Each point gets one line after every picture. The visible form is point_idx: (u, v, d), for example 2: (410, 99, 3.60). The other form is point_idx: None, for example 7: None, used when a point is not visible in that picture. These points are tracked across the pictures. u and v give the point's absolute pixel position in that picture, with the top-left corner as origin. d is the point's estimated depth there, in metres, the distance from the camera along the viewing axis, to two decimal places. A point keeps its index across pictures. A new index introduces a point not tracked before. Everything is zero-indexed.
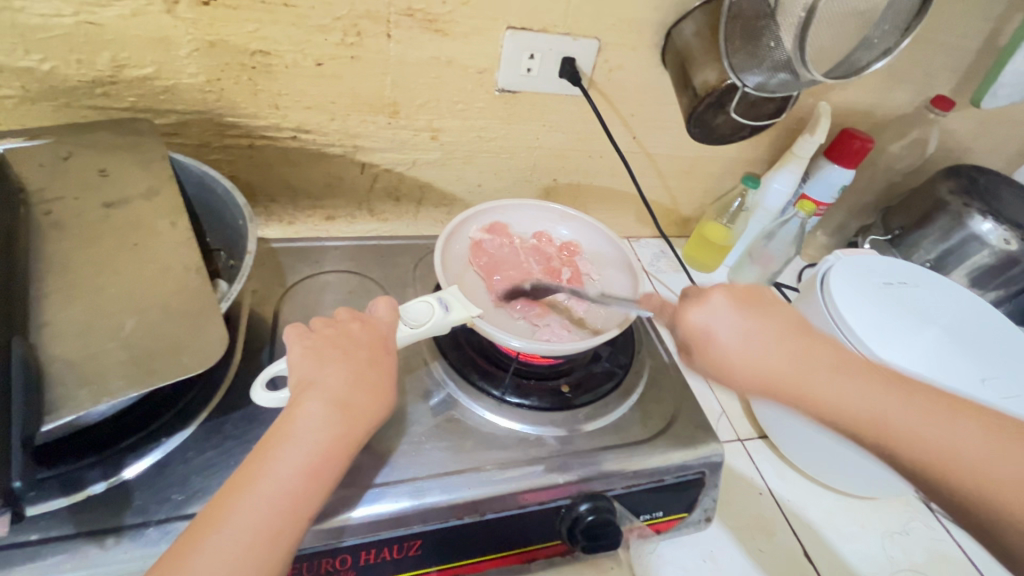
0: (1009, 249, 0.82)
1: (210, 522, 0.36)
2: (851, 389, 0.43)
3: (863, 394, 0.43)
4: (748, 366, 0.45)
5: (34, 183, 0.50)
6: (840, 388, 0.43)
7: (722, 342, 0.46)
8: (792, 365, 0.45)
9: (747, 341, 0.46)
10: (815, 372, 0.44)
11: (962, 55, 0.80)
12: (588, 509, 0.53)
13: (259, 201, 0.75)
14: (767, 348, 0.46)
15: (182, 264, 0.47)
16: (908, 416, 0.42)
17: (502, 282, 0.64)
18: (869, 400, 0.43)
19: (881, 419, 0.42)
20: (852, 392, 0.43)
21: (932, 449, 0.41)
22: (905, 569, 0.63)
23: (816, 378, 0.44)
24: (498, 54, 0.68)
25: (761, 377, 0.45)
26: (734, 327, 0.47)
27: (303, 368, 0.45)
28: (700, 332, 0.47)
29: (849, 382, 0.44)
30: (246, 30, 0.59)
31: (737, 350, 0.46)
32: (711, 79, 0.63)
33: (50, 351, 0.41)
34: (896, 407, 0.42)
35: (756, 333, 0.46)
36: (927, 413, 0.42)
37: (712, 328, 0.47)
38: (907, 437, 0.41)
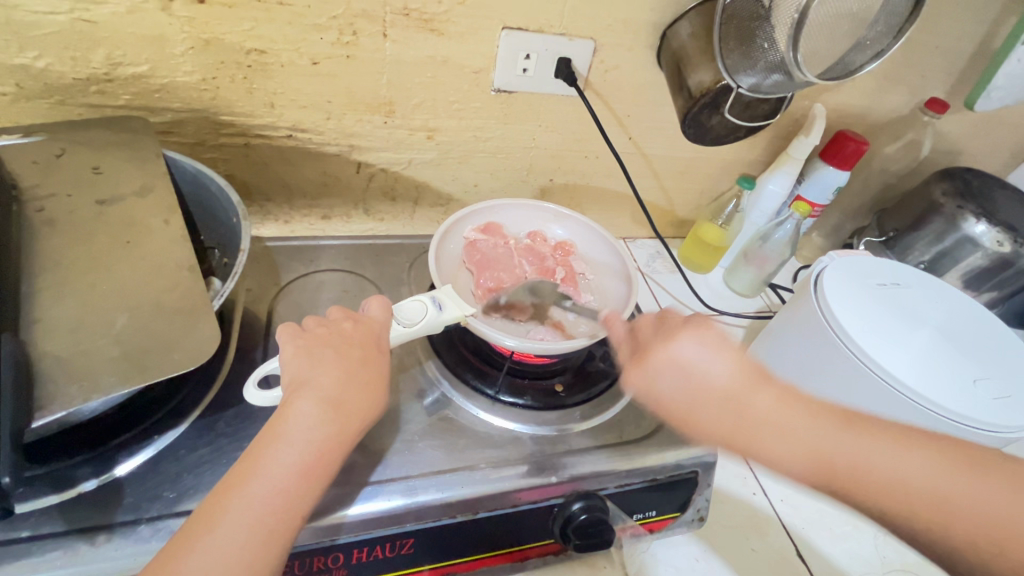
0: (1001, 251, 0.83)
1: (203, 520, 0.36)
2: (793, 426, 0.48)
3: (799, 429, 0.47)
4: (699, 423, 0.49)
5: (27, 179, 0.50)
6: (786, 434, 0.47)
7: (677, 399, 0.50)
8: (737, 413, 0.49)
9: (698, 394, 0.50)
10: (763, 420, 0.48)
11: (956, 58, 0.81)
12: (581, 508, 0.53)
13: (255, 200, 0.75)
14: (715, 387, 0.50)
15: (174, 261, 0.47)
16: (858, 449, 0.46)
17: (489, 276, 0.64)
18: (816, 440, 0.47)
19: (828, 458, 0.46)
20: (789, 428, 0.47)
21: (874, 479, 0.45)
22: (896, 570, 0.63)
23: (759, 416, 0.48)
24: (494, 55, 0.68)
25: (716, 430, 0.49)
26: (685, 383, 0.50)
27: (296, 366, 0.45)
28: (653, 388, 0.52)
29: (792, 423, 0.48)
30: (241, 29, 0.59)
31: (687, 405, 0.50)
32: (706, 81, 0.64)
33: (40, 347, 0.40)
34: (842, 441, 0.46)
35: (697, 383, 0.50)
36: (869, 447, 0.46)
37: (660, 382, 0.51)
38: (855, 471, 0.45)
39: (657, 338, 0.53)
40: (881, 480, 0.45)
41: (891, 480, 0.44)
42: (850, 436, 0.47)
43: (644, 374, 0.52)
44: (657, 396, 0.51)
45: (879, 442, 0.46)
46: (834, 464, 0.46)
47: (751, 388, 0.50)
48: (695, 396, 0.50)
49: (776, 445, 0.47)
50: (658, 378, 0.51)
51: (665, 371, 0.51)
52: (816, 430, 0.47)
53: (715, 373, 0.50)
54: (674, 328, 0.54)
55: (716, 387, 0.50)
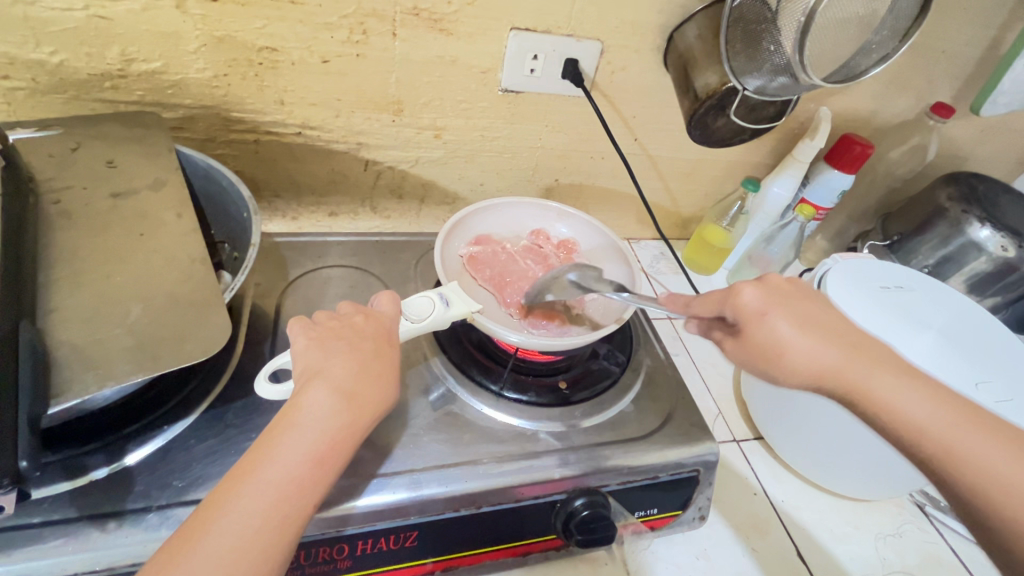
0: (1006, 256, 0.83)
1: (217, 505, 0.36)
2: (899, 394, 0.44)
3: (921, 402, 0.43)
4: (796, 357, 0.45)
5: (43, 172, 0.51)
6: (900, 395, 0.44)
7: (796, 348, 0.46)
8: (852, 362, 0.45)
9: (809, 348, 0.45)
10: (864, 371, 0.45)
11: (963, 63, 0.81)
12: (584, 504, 0.53)
13: (263, 196, 0.76)
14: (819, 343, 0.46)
15: (187, 254, 0.48)
16: (973, 436, 0.42)
17: (512, 292, 0.64)
18: (928, 414, 0.43)
19: (933, 436, 0.42)
20: (907, 392, 0.44)
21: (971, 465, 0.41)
22: (897, 572, 0.64)
23: (873, 376, 0.44)
24: (503, 55, 0.68)
25: (810, 368, 0.45)
26: (796, 327, 0.46)
27: (308, 358, 0.45)
28: (770, 339, 0.46)
29: (914, 396, 0.43)
30: (254, 27, 0.60)
31: (793, 341, 0.46)
32: (712, 83, 0.64)
33: (57, 336, 0.41)
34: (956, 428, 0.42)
35: (812, 332, 0.46)
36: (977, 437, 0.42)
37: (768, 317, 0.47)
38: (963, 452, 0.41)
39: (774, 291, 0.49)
40: (974, 464, 0.41)
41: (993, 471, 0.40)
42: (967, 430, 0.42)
43: (766, 331, 0.46)
44: (763, 325, 0.47)
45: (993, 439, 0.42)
46: (942, 440, 0.42)
47: (874, 349, 0.46)
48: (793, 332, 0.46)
49: (886, 398, 0.44)
50: (767, 311, 0.47)
51: (781, 309, 0.47)
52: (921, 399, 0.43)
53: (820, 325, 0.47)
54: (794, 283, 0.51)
55: (824, 337, 0.46)
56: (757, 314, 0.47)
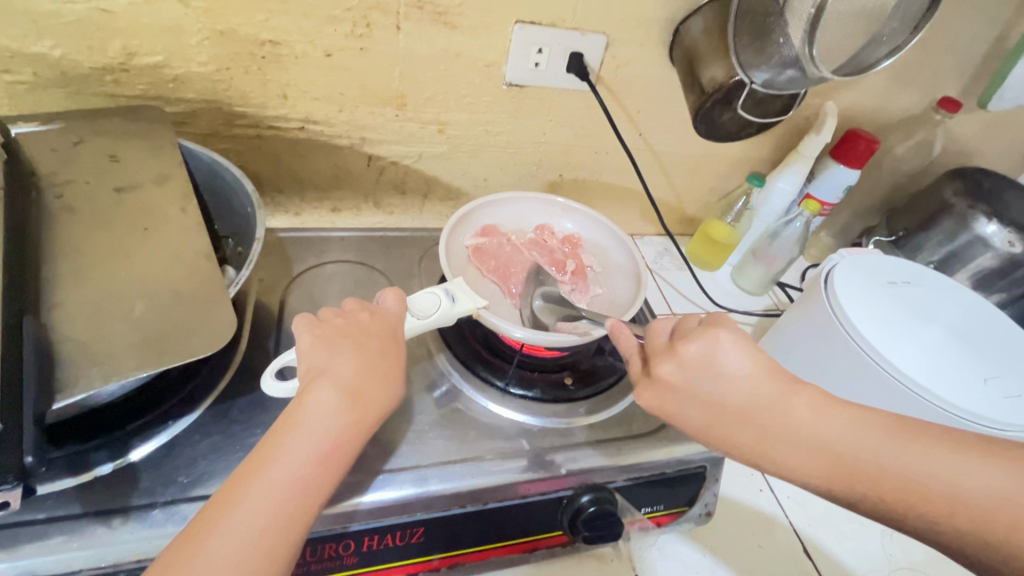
0: (1012, 251, 0.83)
1: (222, 505, 0.36)
2: (822, 424, 0.41)
3: (831, 428, 0.41)
4: (705, 398, 0.44)
5: (45, 166, 0.51)
6: (815, 425, 0.41)
7: (707, 389, 0.44)
8: (767, 398, 0.43)
9: (721, 384, 0.44)
10: (772, 412, 0.42)
11: (971, 57, 0.80)
12: (590, 500, 0.53)
13: (266, 192, 0.76)
14: (727, 388, 0.44)
15: (191, 249, 0.47)
16: (894, 453, 0.39)
17: (517, 281, 0.64)
18: (833, 434, 0.41)
19: (848, 459, 0.40)
20: (815, 425, 0.41)
21: (889, 484, 0.38)
22: (904, 568, 0.63)
23: (784, 415, 0.42)
24: (507, 48, 0.68)
25: (710, 412, 0.44)
26: (695, 373, 0.44)
27: (313, 356, 0.45)
28: (678, 382, 0.45)
29: (827, 418, 0.42)
30: (257, 20, 0.59)
31: (699, 382, 0.44)
32: (719, 76, 0.63)
33: (61, 331, 0.41)
34: (880, 446, 0.40)
35: (724, 368, 0.44)
36: (901, 449, 0.39)
37: (679, 372, 0.45)
38: (895, 477, 0.39)
39: (673, 322, 0.49)
40: (908, 482, 0.38)
41: (925, 487, 0.38)
42: (891, 441, 0.40)
43: (674, 375, 0.45)
44: (659, 371, 0.46)
45: (920, 448, 0.39)
46: (863, 468, 0.39)
47: (785, 379, 0.44)
48: (696, 377, 0.44)
49: (801, 427, 0.42)
50: (669, 353, 0.46)
51: (694, 348, 0.45)
52: (830, 425, 0.41)
53: (721, 368, 0.44)
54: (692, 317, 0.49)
55: (736, 378, 0.44)
56: (658, 368, 0.46)
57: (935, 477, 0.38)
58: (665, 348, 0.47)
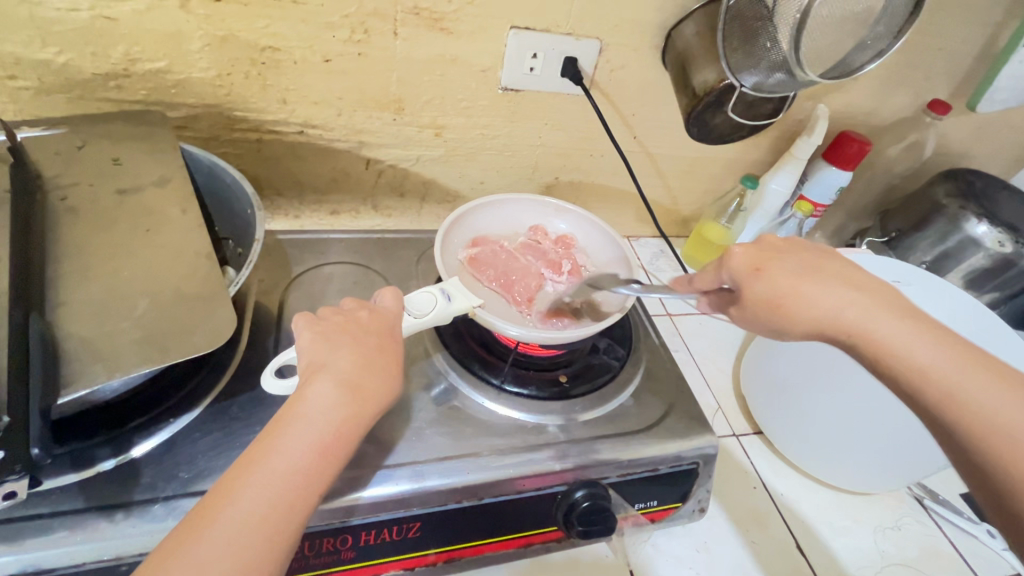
0: (1003, 251, 0.84)
1: (223, 494, 0.37)
2: (912, 341, 0.42)
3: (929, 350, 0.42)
4: (794, 304, 0.46)
5: (50, 169, 0.52)
6: (907, 338, 0.42)
7: (793, 299, 0.46)
8: (857, 310, 0.45)
9: (796, 280, 0.47)
10: (876, 318, 0.44)
11: (960, 60, 0.82)
12: (584, 495, 0.54)
13: (266, 194, 0.77)
14: (825, 291, 0.46)
15: (192, 249, 0.49)
16: (980, 388, 0.39)
17: (520, 289, 0.65)
18: (932, 356, 0.41)
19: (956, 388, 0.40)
20: (923, 346, 0.42)
21: (973, 414, 0.39)
22: (896, 563, 0.64)
23: (880, 326, 0.44)
24: (502, 54, 0.69)
25: (814, 315, 0.46)
26: (794, 272, 0.47)
27: (314, 352, 0.46)
28: (756, 274, 0.48)
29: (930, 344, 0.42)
30: (257, 26, 0.61)
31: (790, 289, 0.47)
32: (711, 80, 0.65)
33: (65, 329, 0.42)
34: (981, 384, 0.39)
35: (814, 279, 0.47)
36: (994, 386, 0.39)
37: (767, 262, 0.48)
38: (969, 403, 0.39)
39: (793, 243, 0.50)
40: (990, 421, 0.38)
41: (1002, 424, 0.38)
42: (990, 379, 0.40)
43: (763, 285, 0.48)
44: (761, 275, 0.48)
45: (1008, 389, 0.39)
46: (948, 390, 0.40)
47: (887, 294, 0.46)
48: (784, 271, 0.47)
49: (882, 343, 0.43)
50: (760, 263, 0.48)
51: (773, 262, 0.48)
52: (927, 343, 0.42)
53: (830, 276, 0.47)
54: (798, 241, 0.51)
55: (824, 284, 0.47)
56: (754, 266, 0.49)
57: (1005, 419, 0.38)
58: (751, 264, 0.49)
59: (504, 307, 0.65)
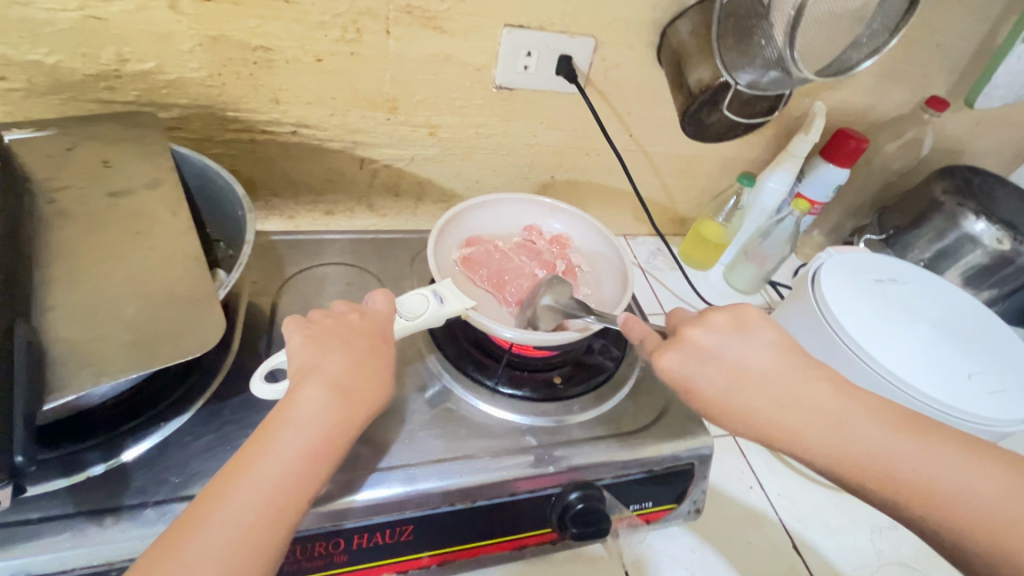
0: (1001, 249, 0.83)
1: (212, 500, 0.37)
2: (847, 434, 0.42)
3: (866, 437, 0.41)
4: (716, 394, 0.45)
5: (39, 172, 0.51)
6: (841, 434, 0.42)
7: (716, 386, 0.45)
8: (791, 413, 0.43)
9: (724, 386, 0.45)
10: (808, 423, 0.43)
11: (958, 56, 0.81)
12: (578, 497, 0.54)
13: (260, 195, 0.77)
14: (757, 397, 0.44)
15: (182, 252, 0.48)
16: (907, 456, 0.40)
17: (513, 289, 0.64)
18: (868, 445, 0.41)
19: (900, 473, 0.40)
20: (857, 438, 0.41)
21: (925, 498, 0.39)
22: (892, 562, 0.64)
23: (813, 432, 0.42)
24: (497, 52, 0.69)
25: (752, 427, 0.44)
26: (719, 377, 0.45)
27: (304, 355, 0.46)
28: (683, 383, 0.46)
29: (863, 431, 0.41)
30: (248, 26, 0.60)
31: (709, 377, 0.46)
32: (706, 78, 0.64)
33: (53, 334, 0.42)
34: (918, 458, 0.40)
35: (728, 363, 0.46)
36: (934, 459, 0.40)
37: (691, 375, 0.46)
38: (905, 475, 0.40)
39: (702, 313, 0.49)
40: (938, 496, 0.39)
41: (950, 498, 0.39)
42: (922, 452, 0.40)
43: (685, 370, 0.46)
44: (690, 388, 0.46)
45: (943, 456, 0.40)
46: (881, 464, 0.41)
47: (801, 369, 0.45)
48: (710, 382, 0.45)
49: (806, 428, 0.42)
50: (687, 375, 0.46)
51: (695, 369, 0.46)
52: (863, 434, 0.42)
53: (754, 377, 0.45)
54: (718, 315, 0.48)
55: (754, 388, 0.45)
56: (682, 379, 0.46)
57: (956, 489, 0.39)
58: (678, 373, 0.47)
59: (497, 309, 0.64)
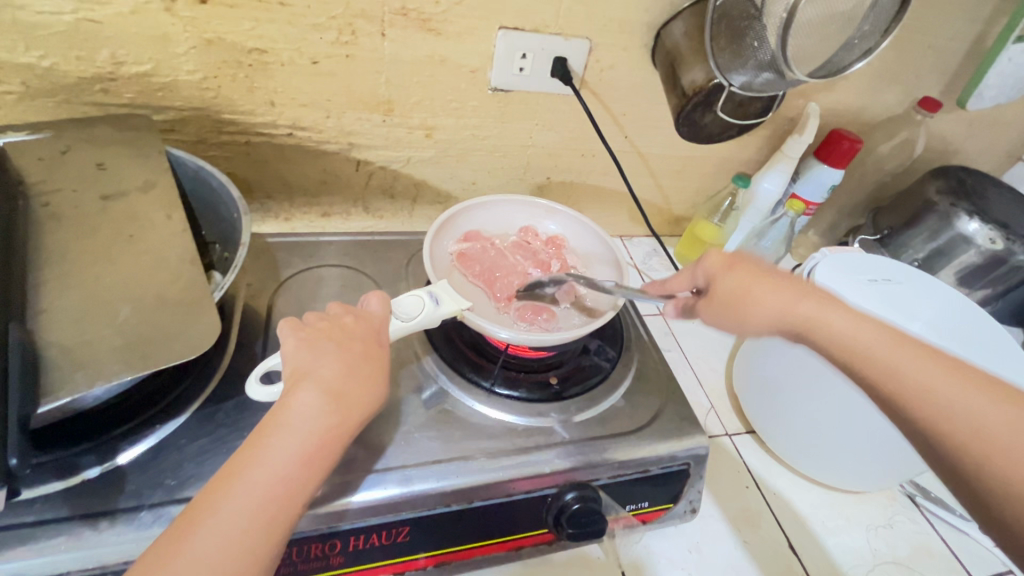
0: (994, 249, 0.84)
1: (205, 505, 0.37)
2: (865, 331, 0.44)
3: (883, 339, 0.43)
4: (759, 296, 0.49)
5: (33, 175, 0.51)
6: (862, 328, 0.44)
7: (759, 293, 0.49)
8: (817, 307, 0.47)
9: (765, 279, 0.50)
10: (833, 314, 0.46)
11: (949, 57, 0.82)
12: (574, 497, 0.54)
13: (256, 197, 0.77)
14: (791, 287, 0.49)
15: (177, 255, 0.48)
16: (914, 365, 0.41)
17: (502, 286, 0.65)
18: (880, 343, 0.43)
19: (898, 371, 0.42)
20: (875, 335, 0.44)
21: (927, 397, 0.40)
22: (888, 561, 0.64)
23: (831, 315, 0.46)
24: (492, 54, 0.69)
25: (774, 309, 0.48)
26: (761, 271, 0.51)
27: (297, 359, 0.46)
28: (723, 274, 0.52)
29: (880, 333, 0.44)
30: (243, 28, 0.60)
31: (755, 285, 0.50)
32: (699, 79, 0.65)
33: (46, 337, 0.41)
34: (927, 367, 0.41)
35: (777, 278, 0.50)
36: (943, 371, 0.40)
37: (738, 263, 0.52)
38: (911, 378, 0.41)
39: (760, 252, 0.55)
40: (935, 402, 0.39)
41: (950, 403, 0.39)
42: (933, 361, 0.41)
43: (734, 280, 0.51)
44: (728, 273, 0.51)
45: (959, 372, 0.40)
46: (890, 364, 0.42)
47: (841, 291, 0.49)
48: (754, 273, 0.51)
49: (835, 330, 0.45)
50: (732, 262, 0.52)
51: (745, 262, 0.52)
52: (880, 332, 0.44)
53: (791, 279, 0.50)
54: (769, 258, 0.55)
55: (790, 283, 0.49)
56: (725, 265, 0.52)
57: (956, 402, 0.39)
58: (722, 262, 0.52)
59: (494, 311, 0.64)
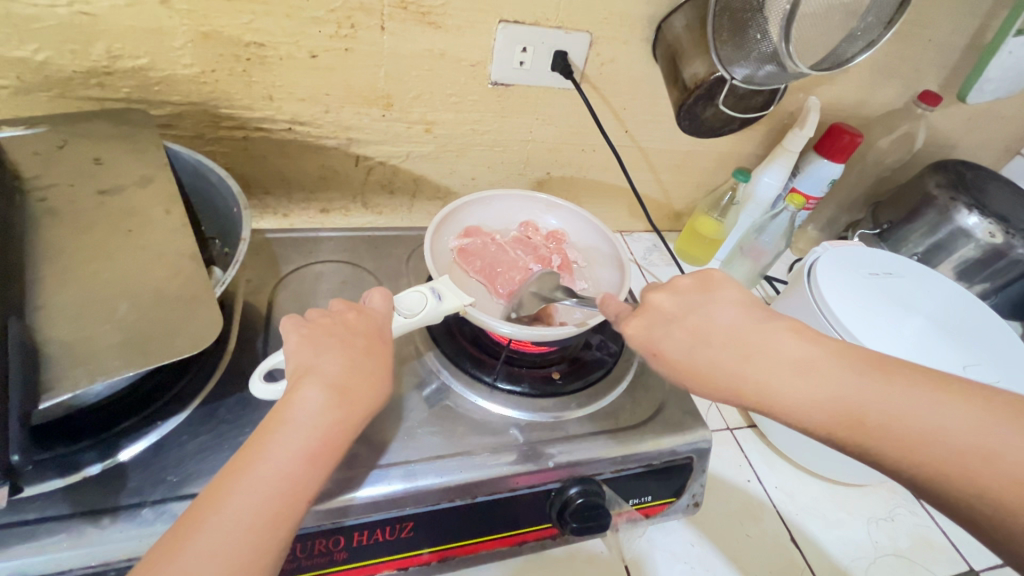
0: (993, 242, 0.84)
1: (209, 503, 0.36)
2: (814, 385, 0.41)
3: (832, 386, 0.41)
4: (698, 378, 0.45)
5: (30, 169, 0.51)
6: (809, 382, 0.42)
7: (697, 372, 0.45)
8: (759, 368, 0.43)
9: (695, 351, 0.46)
10: (779, 370, 0.43)
11: (949, 51, 0.81)
12: (578, 492, 0.54)
13: (254, 193, 0.76)
14: (724, 356, 0.45)
15: (176, 251, 0.48)
16: (883, 402, 0.39)
17: (504, 282, 0.64)
18: (835, 391, 0.41)
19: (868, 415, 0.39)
20: (825, 385, 0.41)
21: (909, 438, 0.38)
22: (889, 554, 0.65)
23: (777, 379, 0.43)
24: (492, 47, 0.68)
25: (722, 386, 0.44)
26: (684, 341, 0.46)
27: (301, 356, 0.45)
28: (653, 351, 0.48)
29: (829, 379, 0.41)
30: (240, 22, 0.60)
31: (688, 360, 0.46)
32: (700, 73, 0.65)
33: (45, 333, 0.41)
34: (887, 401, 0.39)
35: (703, 350, 0.46)
36: (908, 399, 0.39)
37: (656, 337, 0.48)
38: (880, 419, 0.39)
39: (671, 298, 0.49)
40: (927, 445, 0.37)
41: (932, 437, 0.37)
42: (892, 391, 0.40)
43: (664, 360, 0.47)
44: (657, 353, 0.47)
45: (919, 393, 0.39)
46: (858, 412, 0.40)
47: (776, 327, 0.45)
48: (680, 349, 0.46)
49: (792, 396, 0.42)
50: (654, 338, 0.48)
51: (662, 334, 0.48)
52: (828, 382, 0.41)
53: (721, 338, 0.46)
54: (681, 288, 0.50)
55: (720, 350, 0.45)
56: (649, 343, 0.48)
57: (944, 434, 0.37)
58: (644, 335, 0.48)
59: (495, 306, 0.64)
